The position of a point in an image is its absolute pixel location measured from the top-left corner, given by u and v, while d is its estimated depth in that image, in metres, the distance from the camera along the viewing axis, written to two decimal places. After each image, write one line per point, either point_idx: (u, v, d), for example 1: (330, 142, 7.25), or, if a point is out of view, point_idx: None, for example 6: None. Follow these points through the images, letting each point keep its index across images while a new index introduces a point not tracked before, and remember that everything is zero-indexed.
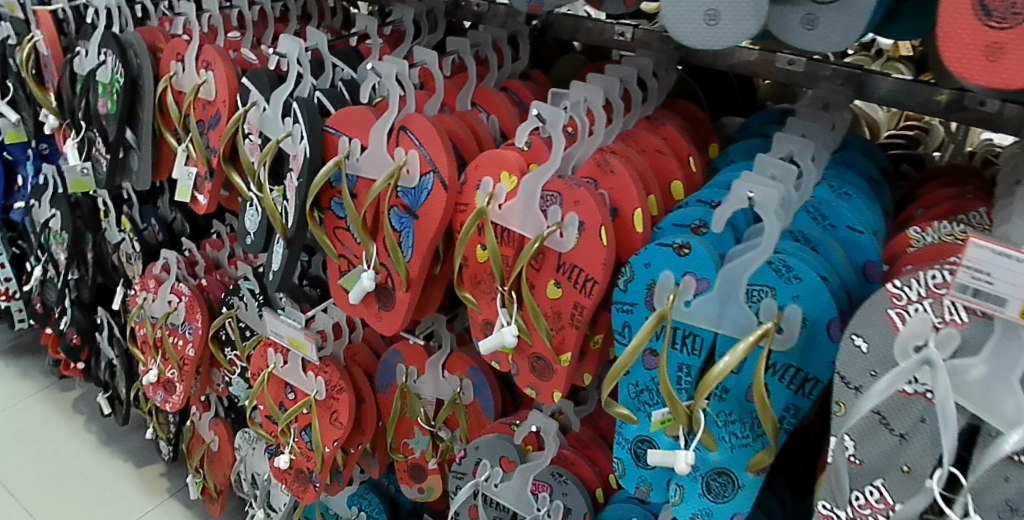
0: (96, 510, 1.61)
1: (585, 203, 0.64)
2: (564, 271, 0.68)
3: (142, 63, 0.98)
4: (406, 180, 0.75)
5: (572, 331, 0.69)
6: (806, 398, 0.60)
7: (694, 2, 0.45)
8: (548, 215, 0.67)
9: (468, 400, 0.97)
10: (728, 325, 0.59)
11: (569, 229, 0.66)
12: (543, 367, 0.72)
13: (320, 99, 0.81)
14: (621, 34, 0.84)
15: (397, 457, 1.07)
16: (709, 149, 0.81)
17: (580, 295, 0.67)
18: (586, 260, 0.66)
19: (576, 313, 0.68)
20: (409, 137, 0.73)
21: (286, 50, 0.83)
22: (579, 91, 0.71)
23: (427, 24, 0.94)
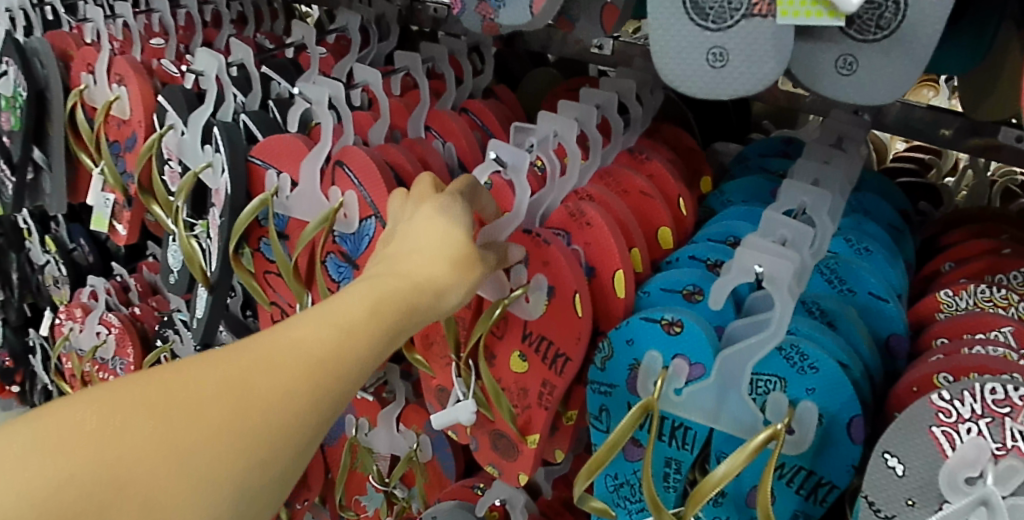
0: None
1: (556, 265, 0.53)
2: (530, 342, 0.57)
3: (48, 74, 0.84)
4: (344, 224, 0.63)
5: (541, 412, 0.58)
6: (818, 506, 0.49)
7: (695, 37, 0.34)
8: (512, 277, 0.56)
9: (426, 457, 0.85)
10: (726, 420, 0.49)
11: (537, 294, 0.55)
12: (506, 447, 0.61)
13: (245, 123, 0.69)
14: (597, 47, 0.73)
15: (348, 515, 0.95)
16: (702, 184, 0.70)
17: (551, 373, 0.56)
18: (555, 327, 0.55)
19: (545, 392, 0.57)
20: (346, 174, 0.62)
21: (204, 67, 0.71)
22: (547, 123, 0.60)
23: (376, 32, 0.83)
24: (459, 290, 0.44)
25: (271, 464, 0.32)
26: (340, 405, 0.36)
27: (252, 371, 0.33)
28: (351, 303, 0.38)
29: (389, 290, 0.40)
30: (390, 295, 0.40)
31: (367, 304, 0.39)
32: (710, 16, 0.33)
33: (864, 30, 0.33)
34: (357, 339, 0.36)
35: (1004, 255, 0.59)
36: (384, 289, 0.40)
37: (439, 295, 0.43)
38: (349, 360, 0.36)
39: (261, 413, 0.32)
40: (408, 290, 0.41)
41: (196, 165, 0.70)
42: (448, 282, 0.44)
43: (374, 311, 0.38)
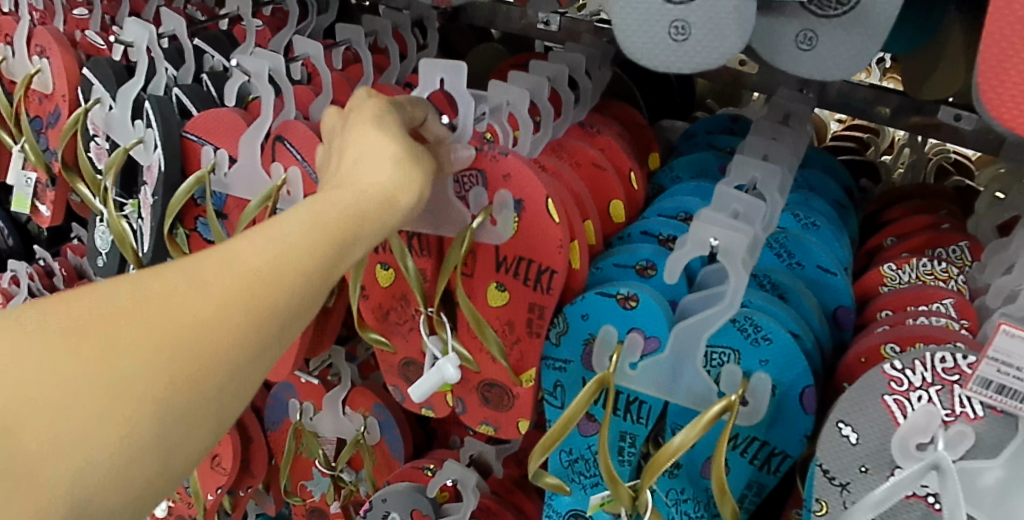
0: None
1: (516, 182, 0.52)
2: (507, 270, 0.55)
3: None
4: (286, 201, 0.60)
5: (531, 346, 0.56)
6: (772, 475, 0.51)
7: (657, 10, 0.33)
8: (474, 203, 0.55)
9: (374, 439, 0.82)
10: (682, 394, 0.49)
11: (507, 217, 0.54)
12: (489, 395, 0.60)
13: (178, 96, 0.65)
14: (544, 23, 0.73)
15: (293, 501, 0.91)
16: (650, 160, 0.70)
17: (536, 294, 0.54)
18: (522, 242, 0.54)
19: (533, 317, 0.55)
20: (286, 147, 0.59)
21: (133, 37, 0.67)
22: (499, 92, 0.57)
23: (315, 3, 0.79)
24: (408, 197, 0.40)
25: (196, 391, 0.29)
26: (279, 332, 0.32)
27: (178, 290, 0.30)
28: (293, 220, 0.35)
29: (338, 211, 0.37)
30: (330, 210, 0.36)
31: (301, 222, 0.35)
32: None
33: (824, 6, 0.34)
34: (300, 259, 0.33)
35: (943, 229, 0.62)
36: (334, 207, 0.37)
37: (387, 202, 0.39)
38: (286, 282, 0.33)
39: (180, 337, 0.29)
40: (350, 206, 0.37)
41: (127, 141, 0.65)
42: (393, 190, 0.40)
43: (308, 229, 0.35)
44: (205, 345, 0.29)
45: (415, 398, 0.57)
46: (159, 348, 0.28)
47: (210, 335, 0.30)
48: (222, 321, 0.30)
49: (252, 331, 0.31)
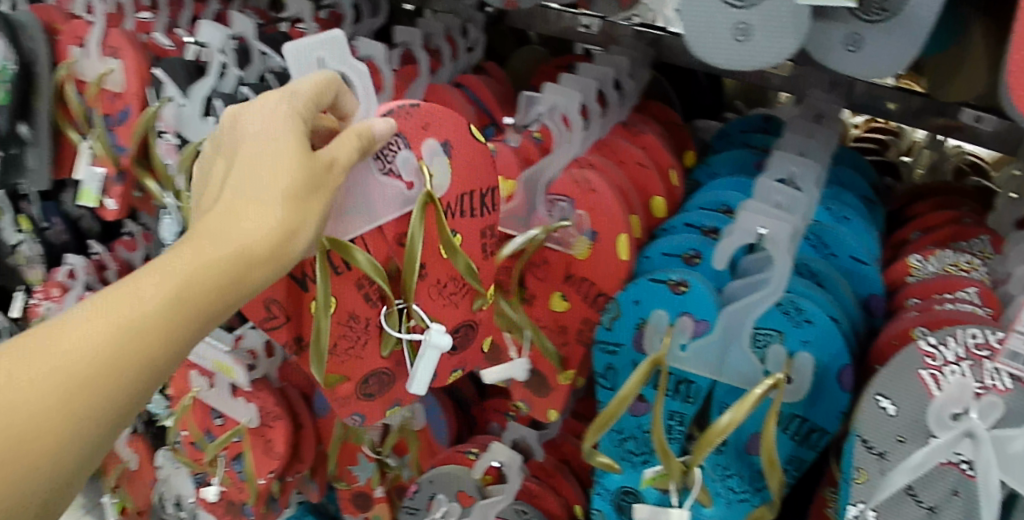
0: None
1: (438, 122, 0.53)
2: (453, 208, 0.55)
3: (36, 48, 0.83)
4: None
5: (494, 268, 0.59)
6: (811, 450, 0.54)
7: (722, 13, 0.39)
8: (410, 170, 0.52)
9: (419, 425, 0.86)
10: (730, 373, 0.53)
11: (439, 166, 0.53)
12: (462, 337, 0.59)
13: (246, 93, 0.69)
14: (584, 27, 0.75)
15: (339, 485, 0.94)
16: (686, 157, 0.73)
17: (486, 218, 0.57)
18: (458, 179, 0.55)
19: (489, 239, 0.58)
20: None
21: (207, 39, 0.72)
22: (551, 94, 0.62)
23: (368, 8, 0.84)
24: (303, 234, 0.44)
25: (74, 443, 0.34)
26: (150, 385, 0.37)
27: (58, 345, 0.34)
28: (164, 276, 0.38)
29: (223, 251, 0.40)
30: (214, 264, 0.40)
31: (177, 282, 0.38)
32: None
33: (869, 12, 0.39)
34: (177, 310, 0.37)
35: (967, 223, 0.65)
36: (218, 246, 0.40)
37: (278, 247, 0.42)
38: (162, 341, 0.37)
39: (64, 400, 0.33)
40: (239, 257, 0.41)
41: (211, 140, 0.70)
42: (288, 229, 0.43)
43: (186, 287, 0.38)
44: (98, 397, 0.34)
45: (419, 391, 0.55)
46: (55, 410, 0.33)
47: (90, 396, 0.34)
48: (95, 384, 0.34)
49: (136, 383, 0.36)
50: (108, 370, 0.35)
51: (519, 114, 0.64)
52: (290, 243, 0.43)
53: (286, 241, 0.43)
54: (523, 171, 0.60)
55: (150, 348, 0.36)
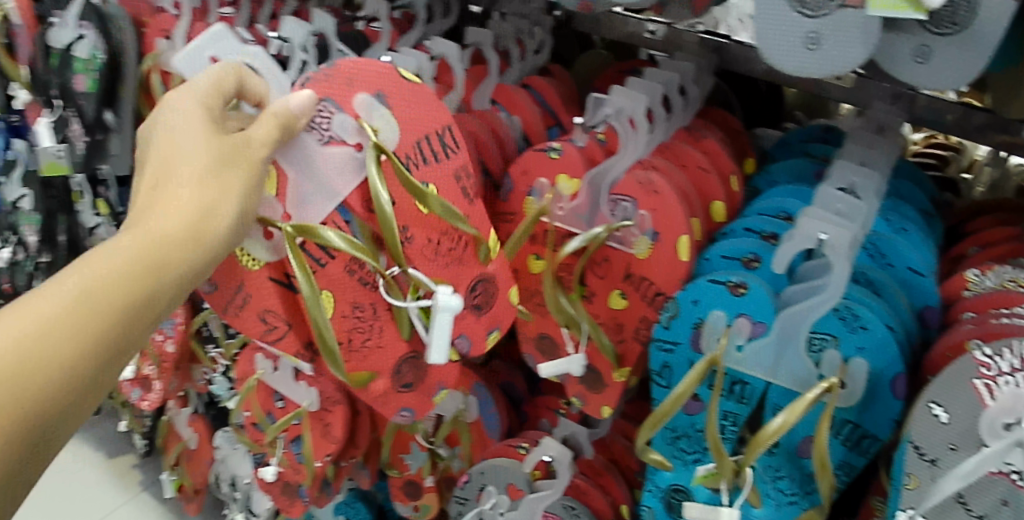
0: None
1: (378, 79, 0.58)
2: (419, 154, 0.60)
3: (124, 38, 0.94)
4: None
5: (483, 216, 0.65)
6: (861, 456, 0.55)
7: (794, 23, 0.42)
8: (359, 133, 0.57)
9: (471, 417, 0.89)
10: (784, 375, 0.55)
11: (384, 120, 0.58)
12: (474, 291, 0.64)
13: None
14: (649, 32, 0.77)
15: (391, 473, 0.98)
16: (746, 164, 0.75)
17: (453, 167, 0.62)
18: (409, 134, 0.60)
19: (463, 180, 0.63)
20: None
21: (289, 34, 0.76)
22: (619, 96, 0.62)
23: (440, 9, 0.87)
24: (224, 211, 0.50)
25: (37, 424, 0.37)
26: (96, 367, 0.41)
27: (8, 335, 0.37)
28: (95, 267, 0.42)
29: (139, 241, 0.45)
30: (142, 251, 0.45)
31: (108, 274, 0.42)
32: (809, 6, 0.41)
33: (940, 25, 0.40)
34: (114, 292, 0.42)
35: None
36: (141, 233, 0.46)
37: (198, 228, 0.48)
38: (103, 322, 0.41)
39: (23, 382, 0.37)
40: (158, 245, 0.46)
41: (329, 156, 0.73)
42: (206, 210, 0.49)
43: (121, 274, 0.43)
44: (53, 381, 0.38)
45: (443, 359, 0.61)
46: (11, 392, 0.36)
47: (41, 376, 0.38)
48: (46, 364, 0.38)
49: (86, 366, 0.40)
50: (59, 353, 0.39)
51: (586, 115, 0.65)
52: (209, 225, 0.49)
53: (201, 224, 0.49)
54: (588, 170, 0.62)
55: (105, 318, 0.41)
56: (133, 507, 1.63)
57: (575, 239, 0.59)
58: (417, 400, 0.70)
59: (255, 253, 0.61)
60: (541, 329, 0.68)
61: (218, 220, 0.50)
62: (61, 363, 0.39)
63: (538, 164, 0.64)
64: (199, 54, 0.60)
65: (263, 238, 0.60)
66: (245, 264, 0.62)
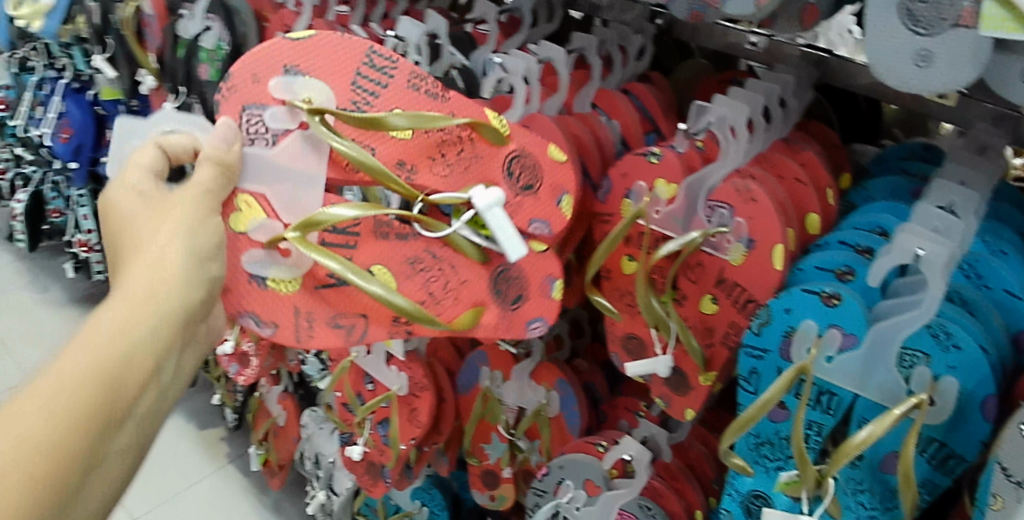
0: (174, 497, 1.70)
1: (282, 56, 0.61)
2: (362, 88, 0.62)
3: (247, 33, 1.05)
4: (261, 262, 0.63)
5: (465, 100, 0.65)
6: (946, 475, 0.56)
7: (906, 40, 0.44)
8: (291, 116, 0.61)
9: (552, 413, 0.91)
10: (873, 389, 0.56)
11: (307, 82, 0.61)
12: (513, 176, 0.66)
13: None
14: (751, 44, 0.79)
15: (471, 461, 1.02)
16: (841, 179, 0.75)
17: (408, 93, 0.64)
18: (337, 86, 0.62)
19: (424, 82, 0.64)
20: (248, 319, 0.65)
21: (405, 33, 0.83)
22: (721, 105, 0.65)
23: (545, 14, 0.92)
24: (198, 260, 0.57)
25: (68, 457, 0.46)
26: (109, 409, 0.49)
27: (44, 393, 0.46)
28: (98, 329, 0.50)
29: (134, 296, 0.53)
30: (134, 305, 0.52)
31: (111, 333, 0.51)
32: (921, 24, 0.43)
33: None
34: (118, 344, 0.50)
35: None
36: (134, 290, 0.53)
37: (179, 275, 0.55)
38: (111, 371, 0.50)
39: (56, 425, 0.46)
40: (147, 297, 0.53)
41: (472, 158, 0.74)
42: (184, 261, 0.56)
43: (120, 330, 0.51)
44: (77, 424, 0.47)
45: (522, 249, 0.63)
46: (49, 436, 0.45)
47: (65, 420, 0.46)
48: (69, 411, 0.46)
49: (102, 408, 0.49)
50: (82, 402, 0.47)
51: (690, 122, 0.68)
52: (163, 283, 0.53)
53: (175, 270, 0.55)
54: (686, 176, 0.65)
55: (109, 366, 0.49)
56: (220, 478, 1.75)
57: (670, 243, 0.62)
58: (541, 308, 0.70)
59: (281, 277, 0.64)
60: (629, 329, 0.72)
61: (171, 273, 0.54)
62: (76, 413, 0.47)
63: (638, 168, 0.67)
64: (118, 153, 0.66)
65: (281, 259, 0.63)
66: (283, 290, 0.64)
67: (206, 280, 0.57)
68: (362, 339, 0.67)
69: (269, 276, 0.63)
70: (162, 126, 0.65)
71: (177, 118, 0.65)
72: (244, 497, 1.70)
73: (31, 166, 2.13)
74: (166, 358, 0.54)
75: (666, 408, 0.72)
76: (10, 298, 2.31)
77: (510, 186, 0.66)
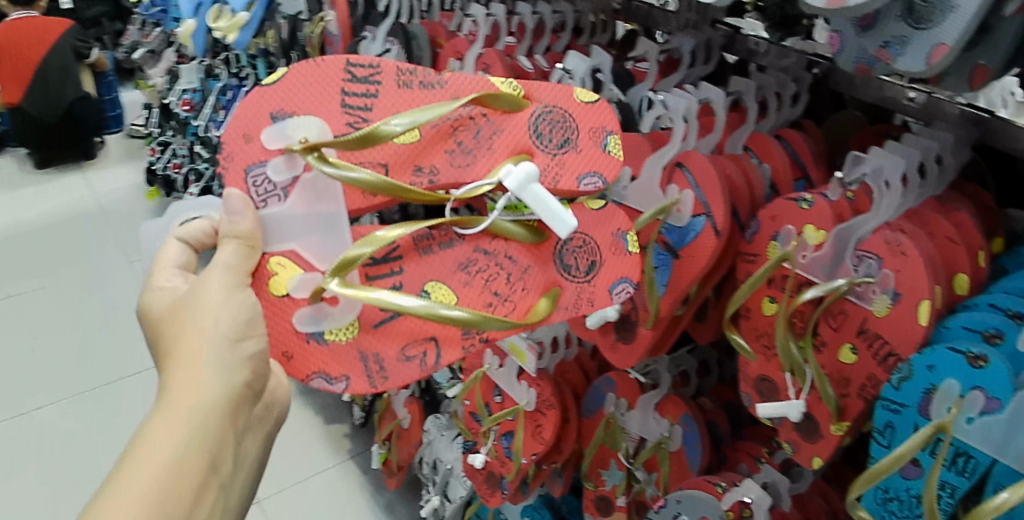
0: (299, 482, 1.85)
1: (268, 104, 0.63)
2: (354, 108, 0.64)
3: (422, 56, 1.18)
4: (312, 320, 0.63)
5: (463, 78, 0.65)
6: None
7: None
8: (291, 163, 0.63)
9: (674, 447, 0.94)
10: (1014, 456, 0.55)
11: (296, 122, 0.63)
12: (543, 137, 0.66)
13: None
14: (909, 99, 0.78)
15: (587, 485, 1.07)
16: (995, 244, 0.74)
17: (400, 98, 0.64)
18: (330, 115, 0.63)
19: (410, 78, 0.65)
20: (319, 380, 0.64)
21: (573, 66, 0.94)
22: (877, 157, 0.67)
23: (702, 56, 0.97)
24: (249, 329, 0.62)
25: None
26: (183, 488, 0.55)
27: (119, 490, 0.53)
28: (166, 421, 0.57)
29: (184, 381, 0.59)
30: (188, 395, 0.58)
31: (170, 425, 0.57)
32: None
33: None
34: (181, 430, 0.57)
35: None
36: (182, 373, 0.59)
37: (231, 346, 0.60)
38: (178, 456, 0.56)
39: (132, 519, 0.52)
40: (195, 382, 0.59)
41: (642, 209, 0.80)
42: (239, 332, 0.61)
43: (177, 418, 0.57)
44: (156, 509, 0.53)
45: (571, 221, 0.61)
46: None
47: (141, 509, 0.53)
48: (148, 499, 0.53)
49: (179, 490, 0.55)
50: (157, 487, 0.54)
51: (845, 170, 0.70)
52: (202, 379, 0.59)
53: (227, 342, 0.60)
54: (835, 224, 0.67)
55: (176, 453, 0.56)
56: (340, 471, 1.88)
57: (813, 289, 0.66)
58: (623, 269, 0.68)
59: (335, 327, 0.64)
60: (763, 372, 0.75)
61: (204, 368, 0.59)
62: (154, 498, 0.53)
63: (788, 212, 0.70)
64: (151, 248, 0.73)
65: (329, 307, 0.63)
66: (342, 339, 0.63)
67: (244, 361, 0.61)
68: (439, 364, 0.63)
69: (325, 330, 0.63)
70: (179, 218, 0.71)
71: (193, 205, 0.71)
72: (360, 493, 1.82)
73: (207, 163, 2.44)
74: (220, 453, 0.59)
75: (792, 454, 0.74)
76: None
77: (544, 149, 0.66)
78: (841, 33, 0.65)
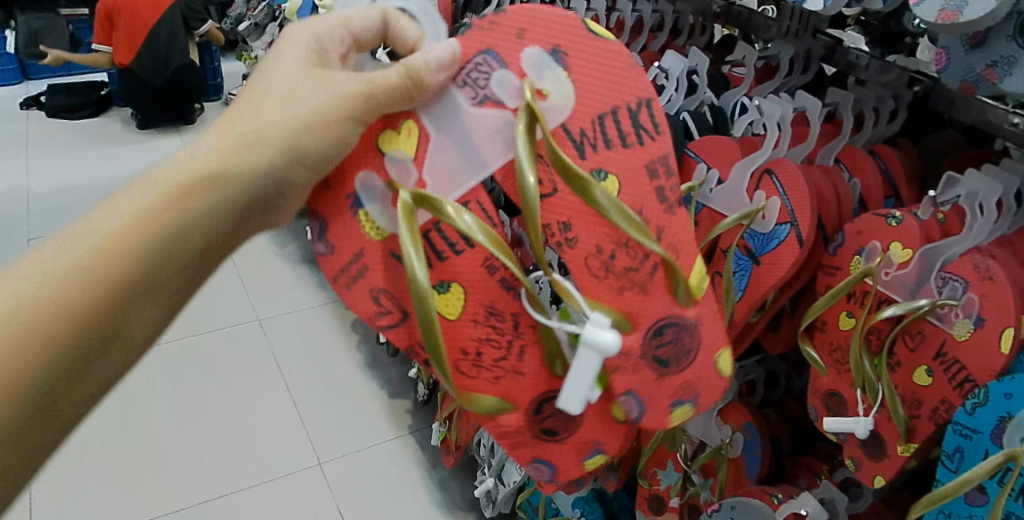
0: (360, 448, 1.93)
1: (560, 38, 0.61)
2: (600, 127, 0.61)
3: None
4: (371, 192, 0.62)
5: (686, 232, 0.64)
6: None
7: None
8: (514, 94, 0.59)
9: (733, 454, 0.94)
10: None
11: (557, 77, 0.60)
12: (659, 344, 0.63)
13: (686, 119, 0.91)
14: (1013, 124, 0.70)
15: (641, 483, 1.08)
16: None
17: (643, 150, 0.62)
18: (584, 106, 0.61)
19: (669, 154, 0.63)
20: (317, 228, 0.65)
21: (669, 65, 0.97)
22: (973, 181, 0.65)
23: (800, 64, 0.97)
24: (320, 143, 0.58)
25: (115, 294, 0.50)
26: (171, 258, 0.53)
27: (109, 218, 0.51)
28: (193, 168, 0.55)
29: (235, 142, 0.57)
30: (225, 159, 0.56)
31: (195, 177, 0.54)
32: None
33: None
34: (201, 190, 0.54)
35: None
36: (236, 134, 0.57)
37: (291, 147, 0.57)
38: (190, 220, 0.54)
39: (106, 257, 0.49)
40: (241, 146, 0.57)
41: (727, 213, 0.82)
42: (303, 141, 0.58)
43: (205, 176, 0.55)
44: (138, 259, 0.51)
45: (577, 409, 0.56)
46: (103, 264, 0.49)
47: (120, 250, 0.50)
48: (135, 245, 0.51)
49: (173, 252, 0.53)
50: (152, 237, 0.52)
51: (939, 190, 0.68)
52: (247, 153, 0.56)
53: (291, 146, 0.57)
54: (924, 244, 0.66)
55: (192, 215, 0.54)
56: (399, 444, 1.95)
57: (893, 306, 0.65)
58: (552, 455, 0.70)
59: (375, 220, 0.62)
60: (833, 386, 0.75)
61: (256, 147, 0.57)
62: (143, 244, 0.51)
63: (875, 228, 0.70)
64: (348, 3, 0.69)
65: (388, 204, 0.62)
66: (366, 228, 0.63)
67: (290, 172, 0.58)
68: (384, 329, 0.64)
69: (365, 207, 0.62)
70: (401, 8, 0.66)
71: None
72: (416, 467, 1.88)
73: None
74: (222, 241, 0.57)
75: (855, 470, 0.74)
76: (261, 250, 2.76)
77: (647, 348, 0.63)
78: (948, 49, 0.63)
